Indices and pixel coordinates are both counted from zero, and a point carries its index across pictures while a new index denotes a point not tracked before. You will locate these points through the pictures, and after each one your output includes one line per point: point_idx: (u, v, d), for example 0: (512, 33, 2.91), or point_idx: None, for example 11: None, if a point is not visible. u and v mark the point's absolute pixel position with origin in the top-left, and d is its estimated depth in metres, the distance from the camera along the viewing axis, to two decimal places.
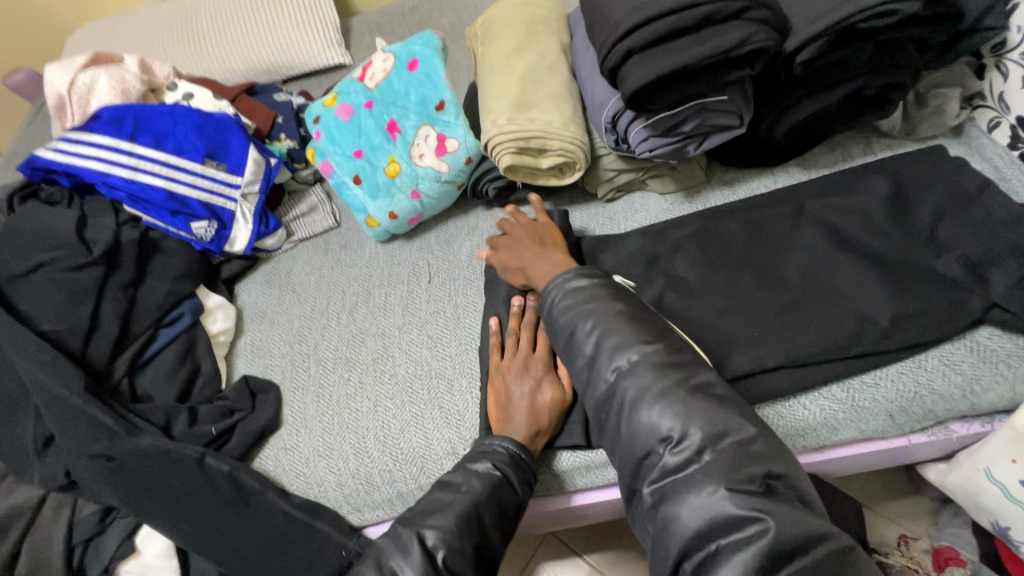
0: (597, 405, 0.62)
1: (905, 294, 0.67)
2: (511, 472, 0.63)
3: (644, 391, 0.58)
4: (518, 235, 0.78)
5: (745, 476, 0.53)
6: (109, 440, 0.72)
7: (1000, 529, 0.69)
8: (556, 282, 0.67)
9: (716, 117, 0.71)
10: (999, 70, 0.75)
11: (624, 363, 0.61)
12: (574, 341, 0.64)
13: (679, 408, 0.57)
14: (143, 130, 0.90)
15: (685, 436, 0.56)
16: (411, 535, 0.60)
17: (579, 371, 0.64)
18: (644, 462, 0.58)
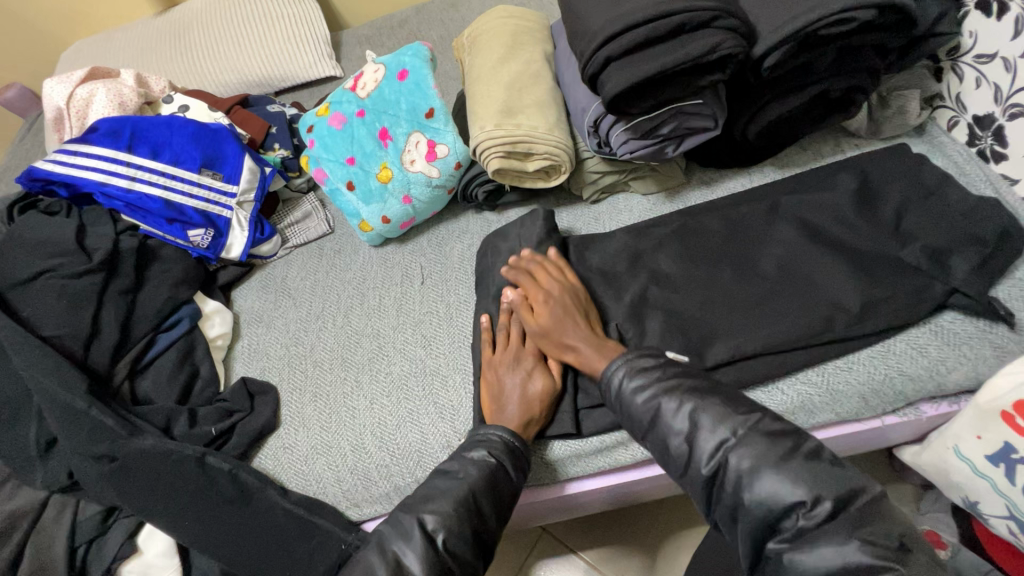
0: (704, 481, 0.57)
1: (873, 283, 0.71)
2: (506, 461, 0.65)
3: (759, 459, 0.53)
4: (563, 307, 0.72)
5: (880, 532, 0.48)
6: (111, 441, 0.74)
7: (970, 504, 0.73)
8: (619, 362, 0.64)
9: (692, 120, 0.75)
10: (955, 72, 0.80)
11: (729, 437, 0.56)
12: (660, 421, 0.60)
13: (800, 474, 0.52)
14: (141, 141, 0.93)
15: (818, 500, 0.50)
16: (411, 520, 0.61)
17: (676, 453, 0.59)
18: (776, 526, 0.52)
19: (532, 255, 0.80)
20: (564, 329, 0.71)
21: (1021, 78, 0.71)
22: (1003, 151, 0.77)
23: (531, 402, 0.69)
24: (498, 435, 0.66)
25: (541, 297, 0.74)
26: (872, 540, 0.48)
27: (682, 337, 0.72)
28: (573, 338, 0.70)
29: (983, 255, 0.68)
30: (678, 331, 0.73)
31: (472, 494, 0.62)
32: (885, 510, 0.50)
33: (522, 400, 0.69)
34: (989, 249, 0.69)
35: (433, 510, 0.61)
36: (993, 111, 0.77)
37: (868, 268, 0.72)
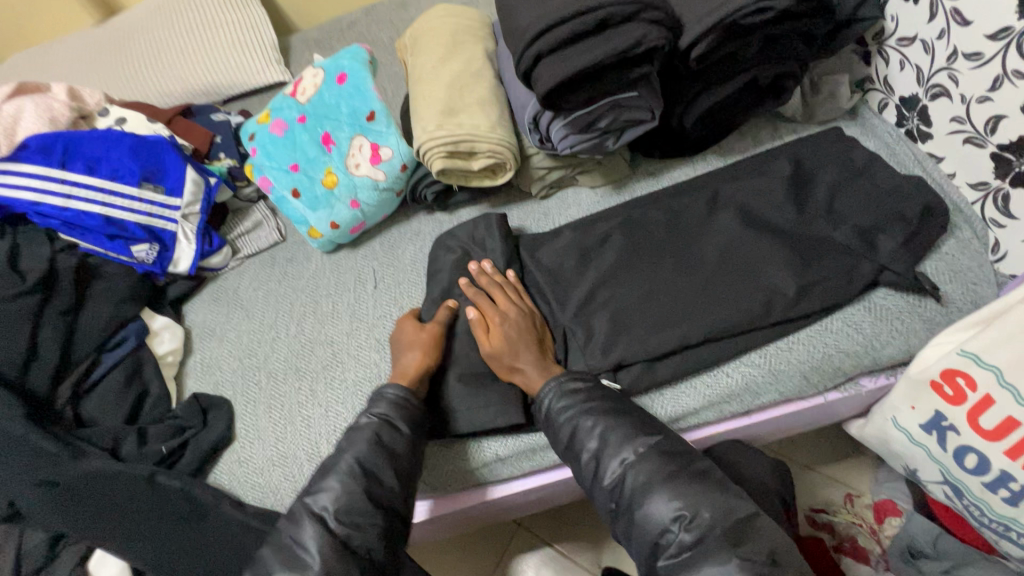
0: (607, 496, 0.63)
1: (808, 266, 0.73)
2: (394, 416, 0.67)
3: (652, 475, 0.60)
4: (519, 331, 0.72)
5: (752, 548, 0.55)
6: (53, 467, 0.73)
7: (911, 471, 0.76)
8: (552, 384, 0.68)
9: (629, 112, 0.76)
10: (882, 56, 0.83)
11: (631, 455, 0.62)
12: (576, 438, 0.65)
13: (686, 491, 0.59)
14: (75, 156, 0.90)
15: (697, 515, 0.57)
16: (302, 508, 0.62)
17: (585, 467, 0.65)
18: (661, 542, 0.58)
19: (492, 276, 0.79)
20: (520, 353, 0.71)
21: (939, 58, 0.73)
22: (927, 131, 0.80)
23: (417, 356, 0.73)
24: (390, 392, 0.69)
25: (500, 314, 0.74)
26: (746, 557, 0.54)
27: (629, 329, 0.73)
28: (527, 362, 0.70)
29: (908, 232, 0.72)
30: (624, 322, 0.74)
31: (356, 464, 0.64)
32: (757, 529, 0.56)
33: (414, 357, 0.73)
34: (912, 225, 0.72)
35: (324, 490, 0.63)
36: (917, 93, 0.79)
37: (802, 250, 0.74)
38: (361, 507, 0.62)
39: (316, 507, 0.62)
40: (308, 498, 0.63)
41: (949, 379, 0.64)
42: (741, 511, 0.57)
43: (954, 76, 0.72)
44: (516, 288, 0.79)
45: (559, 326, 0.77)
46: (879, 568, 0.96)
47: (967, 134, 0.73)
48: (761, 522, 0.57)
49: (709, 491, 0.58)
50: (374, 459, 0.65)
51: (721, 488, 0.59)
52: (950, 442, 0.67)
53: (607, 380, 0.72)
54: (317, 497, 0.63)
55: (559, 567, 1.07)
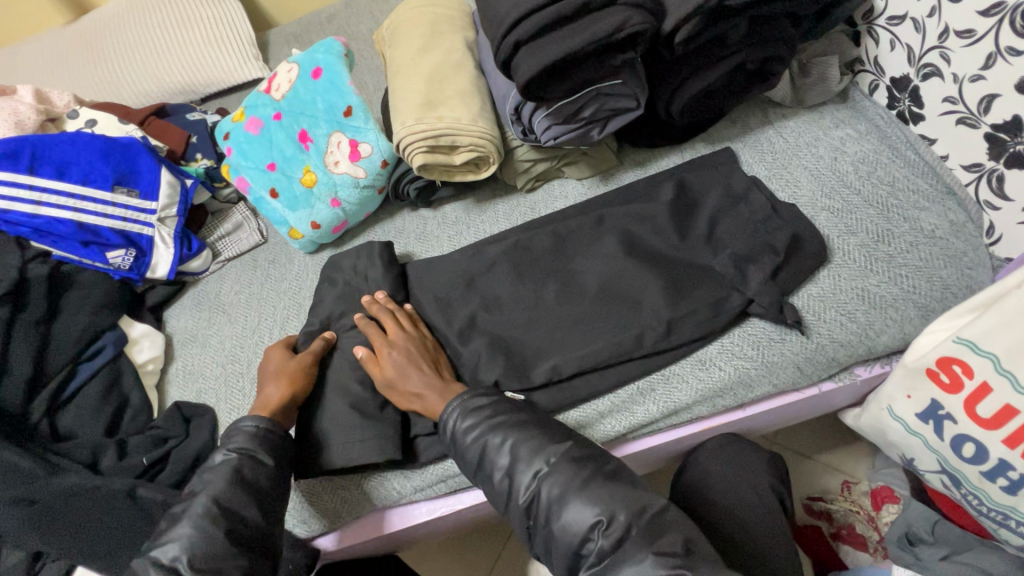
0: (523, 514, 0.60)
1: (680, 297, 0.72)
2: (256, 450, 0.64)
3: (566, 486, 0.57)
4: (410, 355, 0.70)
5: (668, 543, 0.53)
6: (28, 484, 0.71)
7: (907, 461, 0.75)
8: (454, 404, 0.65)
9: (614, 101, 0.74)
10: (872, 36, 0.80)
11: (543, 466, 0.59)
12: (486, 457, 0.62)
13: (598, 496, 0.56)
14: (44, 161, 0.86)
15: (614, 518, 0.55)
16: (144, 563, 0.58)
17: (499, 486, 0.61)
18: (582, 552, 0.56)
19: (384, 304, 0.77)
20: (412, 377, 0.69)
21: (930, 37, 0.71)
22: (919, 112, 0.78)
23: (278, 390, 0.70)
24: (248, 424, 0.65)
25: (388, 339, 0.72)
26: (662, 552, 0.52)
27: (617, 326, 0.71)
28: (422, 384, 0.69)
29: (774, 265, 0.71)
30: (611, 317, 0.72)
31: (214, 503, 0.60)
32: (670, 521, 0.55)
33: (273, 389, 0.71)
34: (780, 257, 0.71)
35: (173, 539, 0.59)
36: (908, 73, 0.77)
37: (791, 238, 0.72)
38: (221, 551, 0.58)
39: (166, 558, 0.58)
40: (156, 551, 0.59)
41: (945, 367, 0.63)
42: (652, 506, 0.56)
43: (946, 54, 0.70)
44: (407, 314, 0.77)
45: (493, 333, 0.75)
46: (876, 555, 0.96)
47: (960, 115, 0.71)
48: (672, 513, 0.56)
49: (623, 491, 0.57)
50: (236, 497, 0.61)
51: (633, 486, 0.57)
52: (948, 431, 0.65)
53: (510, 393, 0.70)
54: (166, 548, 0.58)
55: None
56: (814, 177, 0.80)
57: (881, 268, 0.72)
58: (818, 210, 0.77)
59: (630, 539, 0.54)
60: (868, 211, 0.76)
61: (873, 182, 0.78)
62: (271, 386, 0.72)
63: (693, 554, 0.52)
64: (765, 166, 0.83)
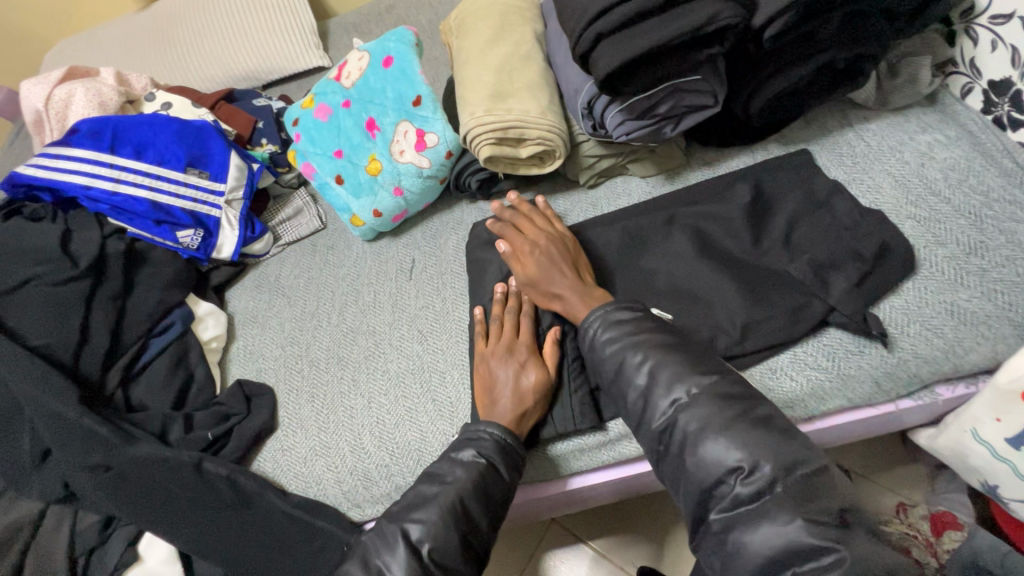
0: (654, 438, 0.60)
1: (758, 300, 0.69)
2: (498, 460, 0.63)
3: (706, 422, 0.56)
4: (550, 258, 0.73)
5: (821, 509, 0.51)
6: (105, 450, 0.73)
7: (991, 487, 0.71)
8: (597, 314, 0.66)
9: (691, 97, 0.72)
10: (970, 36, 0.75)
11: (683, 395, 0.59)
12: (623, 373, 0.63)
13: (744, 439, 0.54)
14: (123, 142, 0.90)
15: (757, 467, 0.53)
16: (395, 531, 0.61)
17: (632, 405, 0.62)
18: (714, 493, 0.55)
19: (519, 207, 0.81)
20: (551, 272, 0.71)
21: None
22: (1020, 118, 0.73)
23: (533, 377, 0.68)
24: (492, 432, 0.64)
25: (526, 226, 0.78)
26: (813, 519, 0.50)
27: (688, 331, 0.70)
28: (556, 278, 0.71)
29: (860, 273, 0.67)
30: (680, 316, 0.71)
31: (451, 510, 0.60)
32: (825, 486, 0.52)
33: (529, 383, 0.68)
34: (866, 265, 0.68)
35: (420, 520, 0.60)
36: (1010, 76, 0.72)
37: (880, 246, 0.69)
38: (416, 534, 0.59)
39: (412, 537, 0.60)
40: (391, 533, 0.61)
41: None
42: (807, 464, 0.53)
43: None
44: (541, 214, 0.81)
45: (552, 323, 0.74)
46: None
47: None
48: (829, 478, 0.53)
49: (773, 440, 0.54)
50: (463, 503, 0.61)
51: (786, 433, 0.55)
52: None
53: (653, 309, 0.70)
54: (412, 527, 0.60)
55: (595, 565, 1.05)
56: (898, 184, 0.77)
57: (972, 282, 0.68)
58: (903, 218, 0.74)
59: (772, 494, 0.52)
60: (959, 221, 0.71)
61: (965, 191, 0.74)
62: (524, 377, 0.68)
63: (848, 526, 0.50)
64: (844, 170, 0.80)
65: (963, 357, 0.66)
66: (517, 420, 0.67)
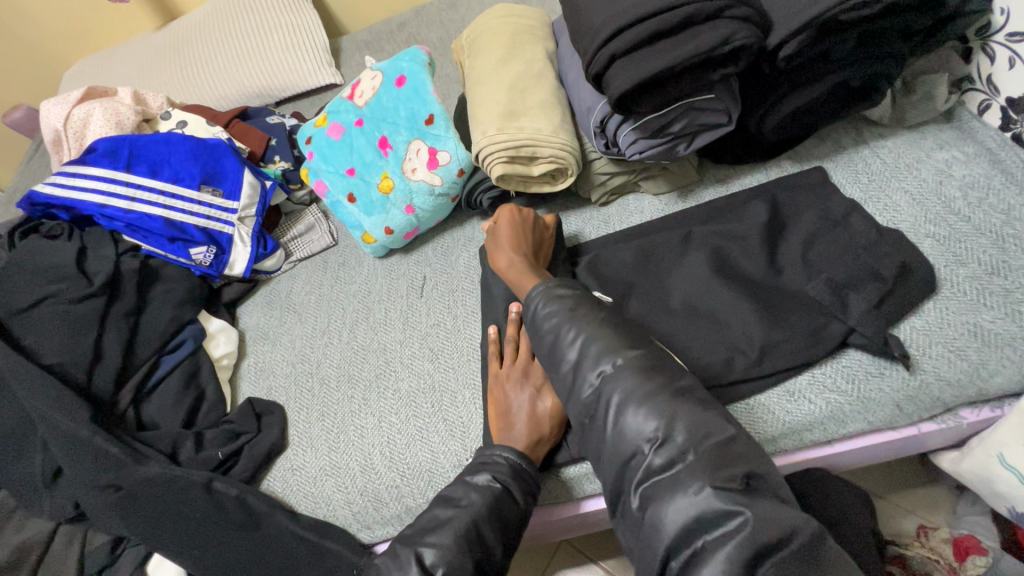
0: (583, 411, 0.60)
1: (774, 321, 0.68)
2: (512, 484, 0.62)
3: (629, 393, 0.56)
4: (522, 222, 0.77)
5: (729, 475, 0.50)
6: (116, 470, 0.73)
7: (1017, 514, 0.69)
8: (539, 288, 0.65)
9: (704, 116, 0.71)
10: (986, 53, 0.75)
11: (609, 367, 0.59)
12: (557, 347, 0.62)
13: (661, 409, 0.55)
14: (139, 160, 0.91)
15: (671, 437, 0.53)
16: (409, 554, 0.59)
17: (563, 378, 0.62)
18: (630, 465, 0.55)
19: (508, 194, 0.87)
20: (519, 236, 0.75)
21: None
22: None
23: (549, 403, 0.67)
24: (505, 456, 0.63)
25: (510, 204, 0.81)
26: (721, 485, 0.50)
27: (704, 352, 0.68)
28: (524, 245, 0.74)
29: (879, 294, 0.66)
30: (695, 336, 0.70)
31: (464, 533, 0.59)
32: (737, 453, 0.52)
33: (545, 409, 0.67)
34: (886, 285, 0.67)
35: (433, 544, 0.59)
36: None
37: (900, 266, 0.68)
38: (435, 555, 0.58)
39: (426, 562, 0.58)
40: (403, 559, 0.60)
41: None
42: (718, 435, 0.53)
43: None
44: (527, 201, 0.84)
45: None
46: None
47: None
48: (741, 445, 0.53)
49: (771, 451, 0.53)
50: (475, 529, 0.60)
51: (702, 405, 0.55)
52: None
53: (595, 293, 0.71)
54: (425, 551, 0.59)
55: None
56: (915, 202, 0.76)
57: (996, 303, 0.66)
58: (921, 237, 0.72)
59: (686, 463, 0.52)
60: (979, 240, 0.70)
61: (985, 210, 0.73)
62: (539, 402, 0.68)
63: (754, 490, 0.50)
64: (860, 188, 0.79)
65: (989, 381, 0.64)
66: (530, 442, 0.66)
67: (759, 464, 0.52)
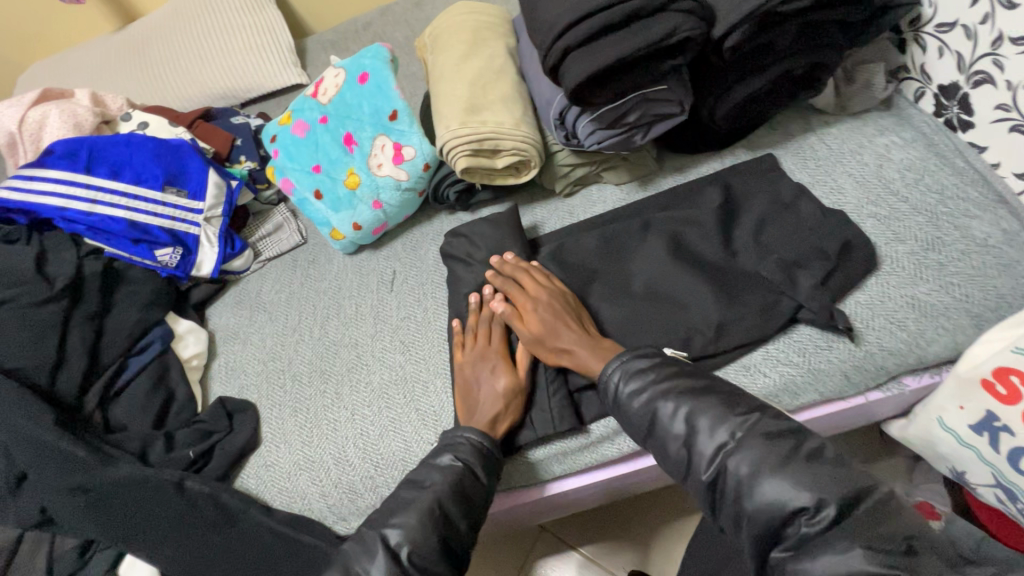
0: (706, 487, 0.56)
1: (730, 301, 0.71)
2: (475, 463, 0.64)
3: (758, 463, 0.52)
4: (556, 309, 0.72)
5: (884, 536, 0.47)
6: (84, 473, 0.73)
7: (958, 474, 0.73)
8: (615, 365, 0.64)
9: (658, 107, 0.74)
10: (919, 43, 0.80)
11: (728, 439, 0.55)
12: (658, 425, 0.60)
13: (802, 476, 0.50)
14: (99, 162, 0.90)
15: (821, 505, 0.49)
16: (375, 536, 0.60)
17: (676, 456, 0.59)
18: (779, 534, 0.51)
19: (517, 263, 0.78)
20: (560, 323, 0.70)
21: (982, 44, 0.70)
22: (969, 119, 0.77)
23: (505, 382, 0.70)
24: (469, 436, 0.65)
25: (530, 286, 0.75)
26: (874, 546, 0.46)
27: (665, 332, 0.72)
28: (565, 329, 0.70)
29: (824, 271, 0.70)
30: (656, 319, 0.73)
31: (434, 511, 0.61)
32: (899, 510, 0.48)
33: (501, 389, 0.70)
34: (830, 262, 0.71)
35: (399, 525, 0.60)
36: (957, 80, 0.76)
37: (843, 244, 0.72)
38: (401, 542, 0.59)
39: (391, 540, 0.59)
40: (380, 533, 0.60)
41: (1002, 378, 0.62)
42: (871, 495, 0.49)
43: (999, 61, 0.69)
44: (540, 271, 0.77)
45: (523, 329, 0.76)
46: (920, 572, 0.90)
47: (1014, 122, 0.70)
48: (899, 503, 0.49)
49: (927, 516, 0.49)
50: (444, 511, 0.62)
51: (839, 465, 0.51)
52: (1004, 443, 0.63)
53: (667, 351, 0.68)
54: (391, 532, 0.60)
55: (586, 572, 1.05)
56: (859, 185, 0.80)
57: (931, 276, 0.70)
58: (865, 217, 0.77)
59: (839, 528, 0.48)
60: (917, 218, 0.75)
61: (921, 190, 0.77)
62: (497, 384, 0.70)
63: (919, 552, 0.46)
64: (808, 173, 0.83)
65: (927, 350, 0.68)
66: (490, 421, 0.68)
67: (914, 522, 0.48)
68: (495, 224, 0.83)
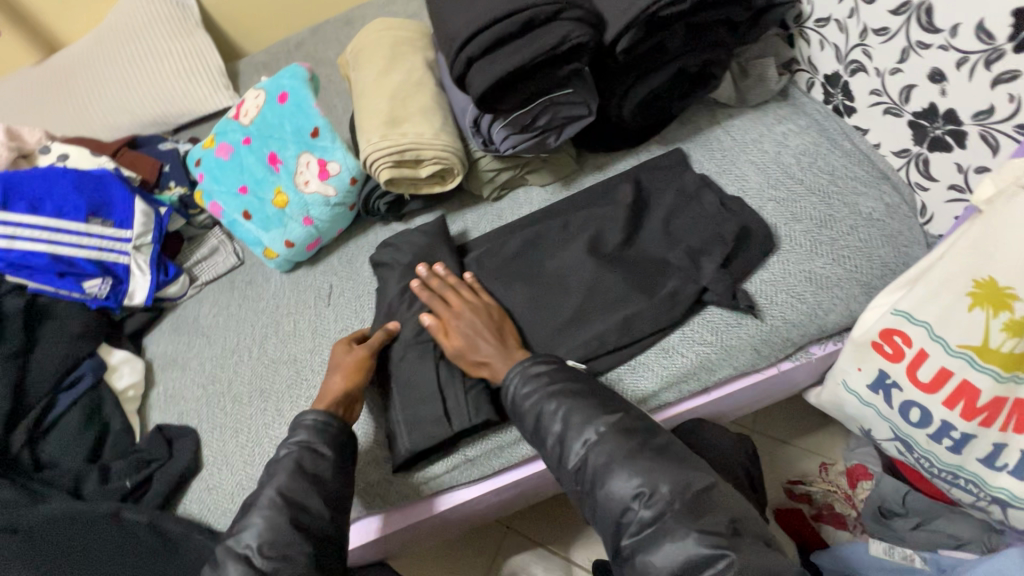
0: (573, 478, 0.63)
1: (643, 290, 0.75)
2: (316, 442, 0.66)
3: (612, 455, 0.60)
4: (475, 322, 0.74)
5: (713, 522, 0.55)
6: (11, 511, 0.73)
7: (866, 432, 0.79)
8: (516, 368, 0.67)
9: (565, 109, 0.78)
10: (804, 37, 0.86)
11: (593, 435, 0.62)
12: (540, 425, 0.65)
13: (644, 467, 0.59)
14: (15, 198, 0.87)
15: (656, 489, 0.57)
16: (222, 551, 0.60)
17: (551, 452, 0.65)
18: (623, 521, 0.58)
19: (444, 279, 0.79)
20: (475, 335, 0.73)
21: (852, 35, 0.77)
22: (852, 105, 0.83)
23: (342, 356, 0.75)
24: (309, 417, 0.68)
25: (454, 302, 0.76)
26: (706, 530, 0.55)
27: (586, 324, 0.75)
28: (481, 341, 0.72)
29: (724, 255, 0.75)
30: (577, 312, 0.76)
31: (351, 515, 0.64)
32: (717, 499, 0.57)
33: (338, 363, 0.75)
34: (730, 245, 0.75)
35: (246, 527, 0.61)
36: (837, 70, 0.82)
37: (741, 228, 0.77)
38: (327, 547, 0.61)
39: (239, 547, 0.60)
40: (230, 540, 0.61)
41: (888, 338, 0.67)
42: (698, 484, 0.58)
43: (867, 51, 0.76)
44: (469, 286, 0.79)
45: None
46: (857, 531, 0.98)
47: (886, 105, 0.77)
48: (720, 491, 0.58)
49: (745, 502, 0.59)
50: None
51: (685, 462, 0.59)
52: (896, 399, 0.70)
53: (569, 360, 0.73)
54: (239, 536, 0.61)
55: (551, 566, 1.07)
56: (760, 171, 0.85)
57: (825, 251, 0.76)
58: (766, 201, 0.82)
59: (670, 513, 0.56)
60: (810, 199, 0.81)
61: (814, 171, 0.83)
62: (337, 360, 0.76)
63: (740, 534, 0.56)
64: (714, 164, 0.88)
65: (824, 319, 0.74)
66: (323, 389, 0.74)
67: (740, 509, 0.58)
68: (419, 232, 0.86)
